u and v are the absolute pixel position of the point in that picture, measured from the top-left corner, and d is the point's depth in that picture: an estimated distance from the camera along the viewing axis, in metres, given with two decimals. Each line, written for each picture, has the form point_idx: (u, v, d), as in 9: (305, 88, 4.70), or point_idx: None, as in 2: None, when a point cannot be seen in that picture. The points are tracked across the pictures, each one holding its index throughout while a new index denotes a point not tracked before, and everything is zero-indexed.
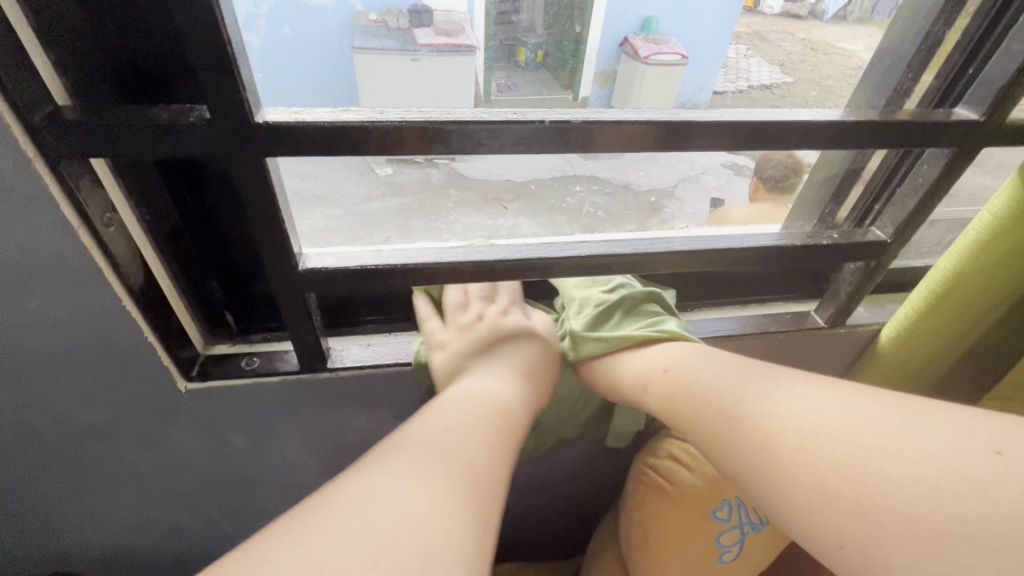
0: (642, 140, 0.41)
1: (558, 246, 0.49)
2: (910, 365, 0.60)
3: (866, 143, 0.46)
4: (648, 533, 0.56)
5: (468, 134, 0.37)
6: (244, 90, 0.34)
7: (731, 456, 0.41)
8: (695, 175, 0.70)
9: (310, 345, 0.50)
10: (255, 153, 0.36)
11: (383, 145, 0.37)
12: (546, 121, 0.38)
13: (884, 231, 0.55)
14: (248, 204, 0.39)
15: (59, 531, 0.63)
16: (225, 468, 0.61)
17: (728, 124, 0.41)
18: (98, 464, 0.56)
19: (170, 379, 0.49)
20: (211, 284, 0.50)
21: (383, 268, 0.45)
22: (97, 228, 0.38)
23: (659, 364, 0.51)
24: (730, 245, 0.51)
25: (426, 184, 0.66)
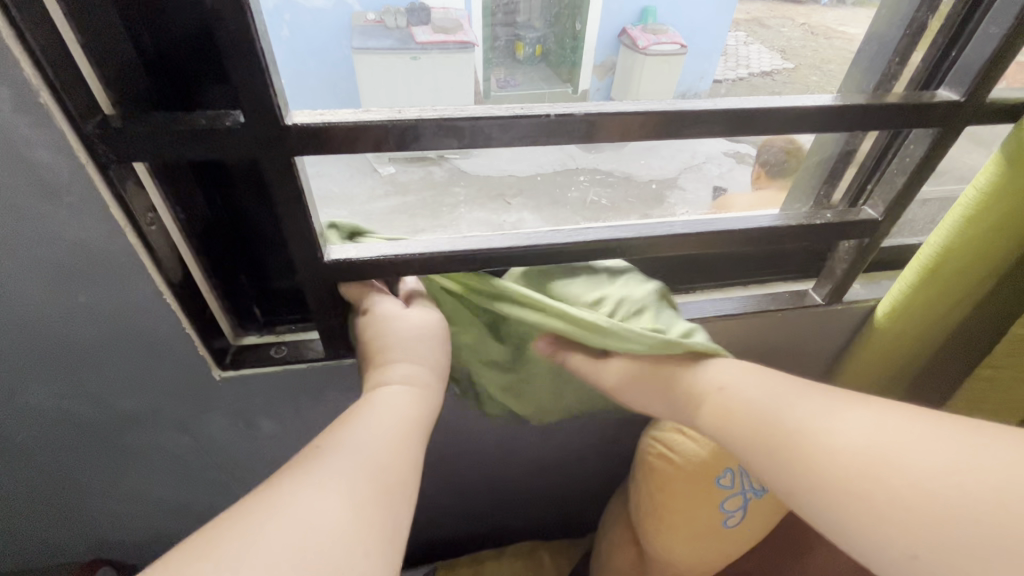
0: (642, 130, 0.43)
1: (565, 233, 0.51)
2: (905, 337, 0.63)
3: (852, 125, 0.48)
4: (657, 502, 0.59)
5: (480, 129, 0.40)
6: (275, 94, 0.37)
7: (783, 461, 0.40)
8: (697, 164, 0.74)
9: (334, 332, 0.53)
10: (285, 151, 0.39)
11: (401, 141, 0.40)
12: (551, 115, 0.41)
13: (875, 210, 0.57)
14: (277, 202, 0.42)
15: (99, 515, 0.67)
16: (254, 452, 0.65)
17: (722, 112, 0.44)
18: (137, 449, 0.59)
19: (206, 367, 0.52)
20: (239, 275, 0.53)
21: (400, 258, 0.48)
22: (141, 226, 0.41)
23: (728, 398, 0.47)
24: (728, 227, 0.54)
25: (428, 181, 0.70)
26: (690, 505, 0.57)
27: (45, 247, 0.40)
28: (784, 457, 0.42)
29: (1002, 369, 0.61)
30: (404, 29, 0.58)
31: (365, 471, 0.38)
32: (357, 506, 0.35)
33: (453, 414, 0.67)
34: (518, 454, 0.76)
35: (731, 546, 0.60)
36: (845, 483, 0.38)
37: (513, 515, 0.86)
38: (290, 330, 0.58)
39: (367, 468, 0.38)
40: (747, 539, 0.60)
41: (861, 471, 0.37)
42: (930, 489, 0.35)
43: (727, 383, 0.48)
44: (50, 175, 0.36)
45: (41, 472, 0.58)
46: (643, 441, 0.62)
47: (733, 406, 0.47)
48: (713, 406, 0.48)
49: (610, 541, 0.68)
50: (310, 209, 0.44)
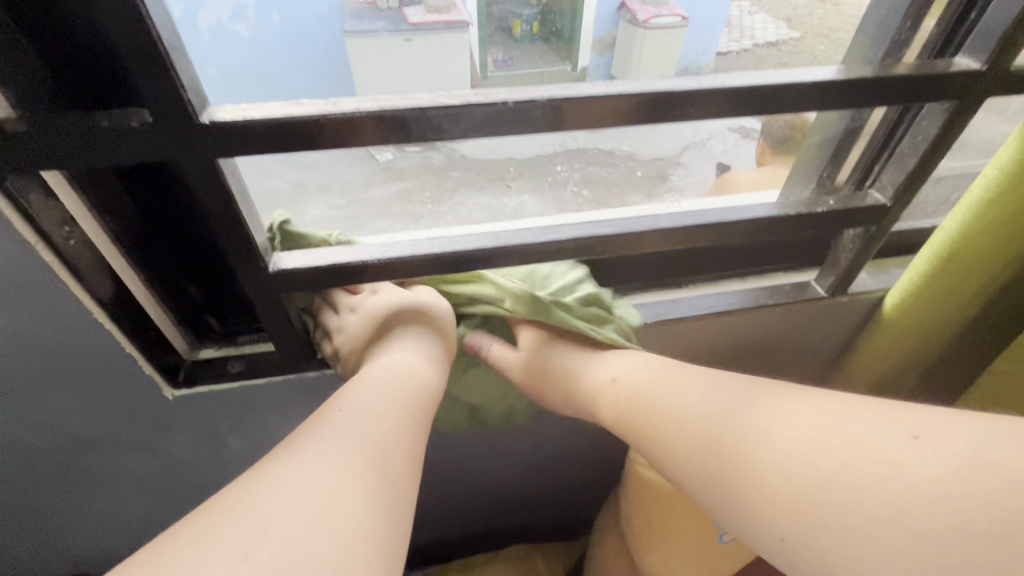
0: (616, 116, 0.38)
1: (536, 231, 0.47)
2: (917, 330, 0.58)
3: (854, 102, 0.43)
4: (649, 517, 0.55)
5: (428, 119, 0.35)
6: (186, 90, 0.32)
7: (718, 451, 0.39)
8: (700, 141, 0.68)
9: (292, 343, 0.50)
10: (205, 153, 0.34)
11: (340, 137, 0.35)
12: (509, 102, 0.36)
13: (884, 194, 0.52)
14: (207, 209, 0.38)
15: (70, 542, 0.64)
16: (224, 469, 0.62)
17: (709, 90, 0.39)
18: (96, 474, 0.56)
19: (156, 388, 0.49)
20: (189, 287, 0.49)
21: (355, 265, 0.43)
22: (54, 239, 0.37)
23: (623, 381, 0.49)
24: (719, 218, 0.49)
25: (427, 167, 0.64)
26: (683, 519, 0.54)
27: None
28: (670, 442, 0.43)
29: None
30: (396, 11, 0.53)
31: (372, 445, 0.39)
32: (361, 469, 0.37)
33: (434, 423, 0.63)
34: (505, 459, 0.72)
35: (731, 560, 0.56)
36: (731, 456, 0.38)
37: (504, 519, 0.83)
38: (252, 342, 0.54)
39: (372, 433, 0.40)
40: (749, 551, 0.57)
41: (737, 442, 0.38)
42: (809, 459, 0.35)
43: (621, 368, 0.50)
44: None
45: None
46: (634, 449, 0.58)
47: (624, 388, 0.49)
48: (608, 389, 0.50)
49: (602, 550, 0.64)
50: (248, 217, 0.40)
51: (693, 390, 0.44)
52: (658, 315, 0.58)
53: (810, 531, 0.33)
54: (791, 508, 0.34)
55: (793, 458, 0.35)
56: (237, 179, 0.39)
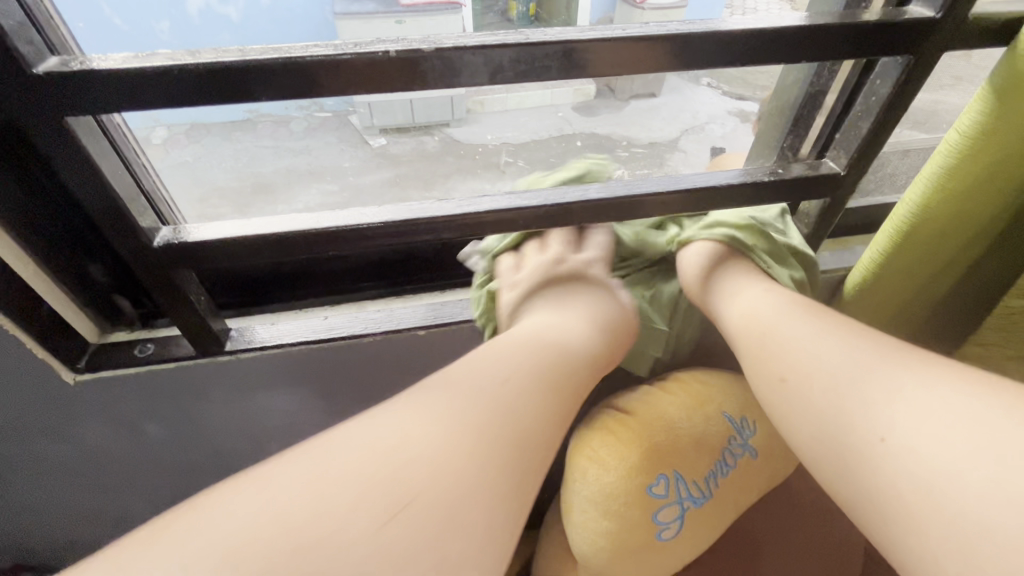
0: (519, 68, 0.38)
1: (455, 203, 0.47)
2: (877, 307, 0.57)
3: (773, 57, 0.41)
4: (585, 516, 0.53)
5: (308, 72, 0.36)
6: (10, 37, 0.32)
7: (836, 369, 0.43)
8: (699, 125, 0.67)
9: (196, 323, 0.52)
10: (52, 112, 0.35)
11: (233, 87, 0.35)
12: (391, 52, 0.35)
13: (838, 162, 0.51)
14: (74, 177, 0.39)
15: (16, 524, 0.67)
16: (157, 457, 0.65)
17: (615, 42, 0.38)
18: (24, 458, 0.59)
19: (53, 370, 0.51)
20: (92, 270, 0.51)
21: (247, 237, 0.44)
22: None
23: (754, 317, 0.52)
24: (656, 187, 0.48)
25: (422, 152, 0.63)
26: (625, 520, 0.52)
27: None
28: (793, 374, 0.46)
29: (990, 346, 0.56)
30: None
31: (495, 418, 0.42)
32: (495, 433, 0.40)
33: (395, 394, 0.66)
34: None
35: (668, 560, 0.56)
36: (846, 375, 0.43)
37: None
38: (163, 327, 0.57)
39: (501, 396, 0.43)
40: (689, 547, 0.56)
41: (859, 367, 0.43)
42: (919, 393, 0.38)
43: (757, 309, 0.53)
44: None
45: None
46: (576, 437, 0.57)
47: (757, 326, 0.51)
48: (737, 318, 0.54)
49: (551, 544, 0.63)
50: (119, 186, 0.41)
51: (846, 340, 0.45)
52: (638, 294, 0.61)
53: (909, 459, 0.36)
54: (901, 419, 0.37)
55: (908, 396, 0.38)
56: (107, 148, 0.40)
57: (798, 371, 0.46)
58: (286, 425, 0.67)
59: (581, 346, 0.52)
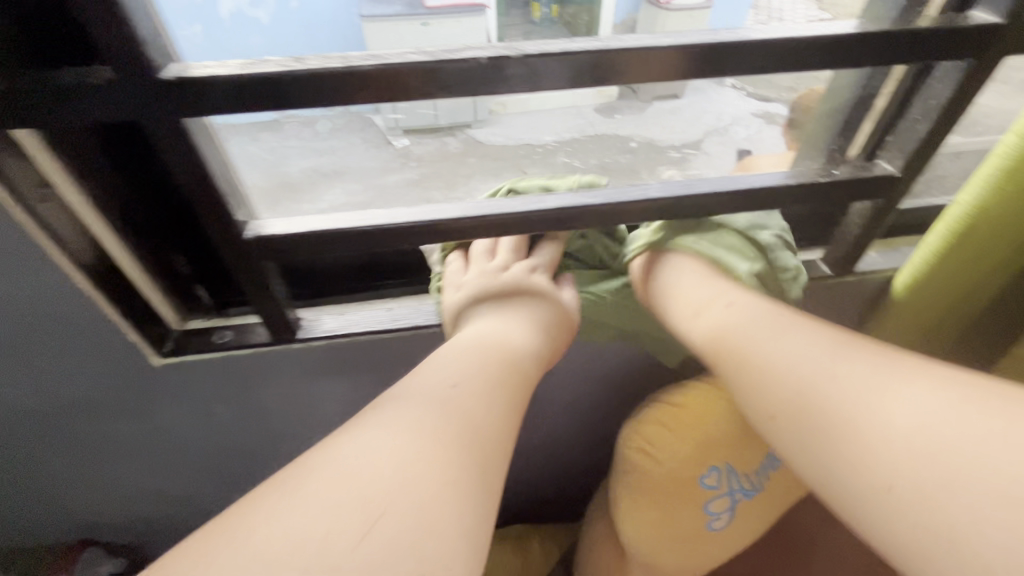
0: (595, 74, 0.36)
1: (521, 201, 0.45)
2: (928, 309, 0.55)
3: (850, 59, 0.39)
4: (636, 504, 0.54)
5: (397, 78, 0.33)
6: (143, 40, 0.31)
7: (819, 410, 0.39)
8: (723, 126, 0.64)
9: (274, 314, 0.49)
10: (174, 114, 0.34)
11: (306, 97, 0.34)
12: (481, 57, 0.33)
13: (892, 164, 0.49)
14: (181, 171, 0.38)
15: (75, 502, 0.67)
16: (228, 441, 0.63)
17: (697, 46, 0.36)
18: (92, 440, 0.57)
19: (142, 354, 0.49)
20: (175, 258, 0.50)
21: (329, 234, 0.43)
22: (28, 203, 0.37)
23: (726, 329, 0.48)
24: (710, 188, 0.47)
25: (444, 153, 0.63)
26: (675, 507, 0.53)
27: None
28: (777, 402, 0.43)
29: None
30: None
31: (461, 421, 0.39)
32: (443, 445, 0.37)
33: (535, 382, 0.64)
34: None
35: (714, 551, 0.56)
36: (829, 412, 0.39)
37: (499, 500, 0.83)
38: (239, 313, 0.54)
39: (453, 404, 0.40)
40: (735, 540, 0.57)
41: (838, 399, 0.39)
42: (910, 428, 0.34)
43: (728, 322, 0.49)
44: None
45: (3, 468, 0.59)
46: (625, 431, 0.55)
47: (735, 338, 0.47)
48: (707, 330, 0.50)
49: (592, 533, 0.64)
50: (223, 183, 0.40)
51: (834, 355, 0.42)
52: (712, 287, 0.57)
53: (923, 510, 0.31)
54: (898, 460, 0.33)
55: (901, 431, 0.34)
56: (214, 147, 0.39)
57: (781, 394, 0.42)
58: (350, 410, 0.62)
59: (528, 349, 0.48)
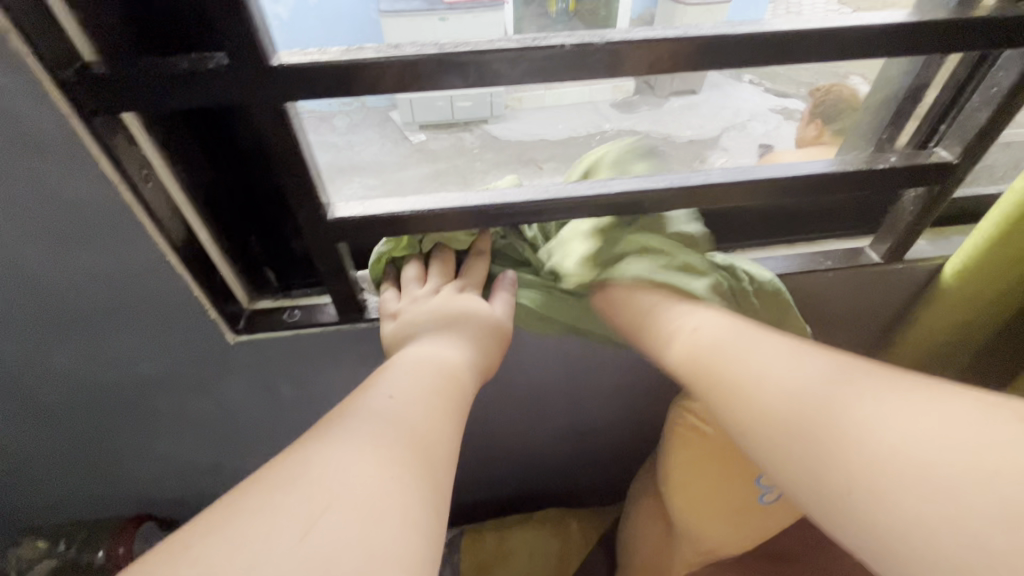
0: (674, 61, 0.37)
1: (586, 185, 0.47)
2: (973, 300, 0.56)
3: (920, 46, 0.40)
4: (685, 479, 0.57)
5: (488, 65, 0.35)
6: (257, 31, 0.33)
7: (802, 422, 0.36)
8: (740, 123, 0.63)
9: (345, 293, 0.51)
10: (278, 99, 0.36)
11: (401, 82, 0.36)
12: (567, 45, 0.35)
13: (951, 151, 0.50)
14: (277, 155, 0.40)
15: (138, 476, 0.70)
16: (285, 420, 0.65)
17: (774, 34, 0.37)
18: (163, 414, 0.60)
19: (219, 331, 0.51)
20: (250, 241, 0.52)
21: (407, 215, 0.45)
22: (136, 184, 0.39)
23: (698, 346, 0.45)
24: (771, 174, 0.48)
25: (459, 149, 0.61)
26: (723, 484, 0.55)
27: (41, 211, 0.39)
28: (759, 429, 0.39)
29: None
30: None
31: (429, 435, 0.37)
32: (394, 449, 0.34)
33: (582, 366, 0.66)
34: (545, 423, 0.74)
35: (765, 524, 0.57)
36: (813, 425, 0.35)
37: (537, 483, 0.85)
38: (305, 294, 0.57)
39: (401, 415, 0.37)
40: (786, 515, 0.57)
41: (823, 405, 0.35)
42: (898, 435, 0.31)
43: (702, 337, 0.45)
44: (34, 130, 0.35)
45: (78, 439, 0.62)
46: (677, 410, 0.58)
47: (705, 352, 0.44)
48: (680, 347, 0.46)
49: (640, 508, 0.67)
50: (312, 166, 0.42)
51: (800, 376, 0.39)
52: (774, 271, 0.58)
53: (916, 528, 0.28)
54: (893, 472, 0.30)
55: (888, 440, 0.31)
56: (304, 133, 0.41)
57: (767, 424, 0.38)
58: None
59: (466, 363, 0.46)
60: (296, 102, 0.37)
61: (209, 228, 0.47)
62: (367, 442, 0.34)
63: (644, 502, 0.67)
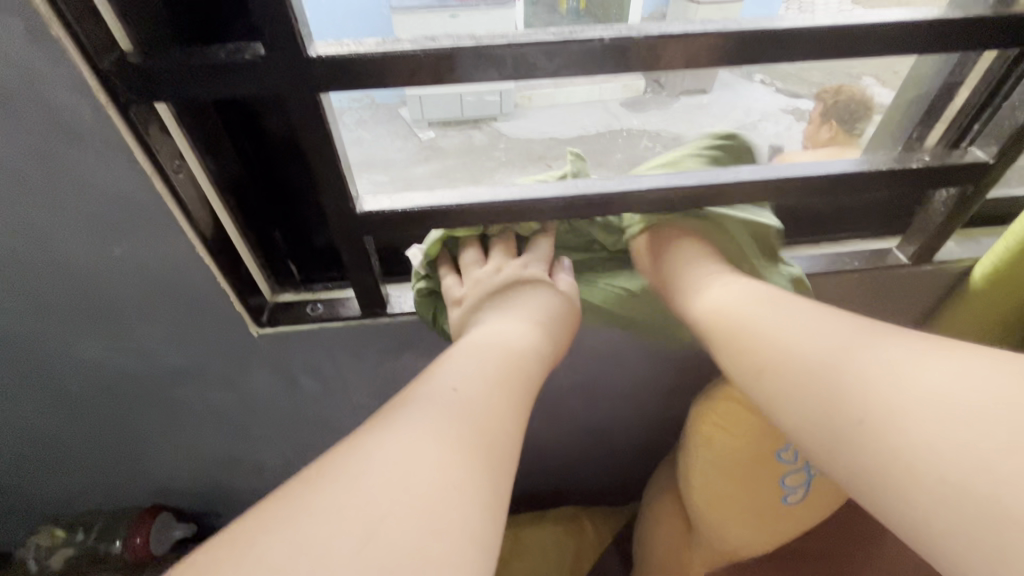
0: (711, 56, 0.37)
1: (615, 181, 0.47)
2: (1009, 302, 0.54)
3: (964, 43, 0.39)
4: (708, 478, 0.56)
5: (524, 57, 0.35)
6: (296, 22, 0.33)
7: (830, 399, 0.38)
8: (750, 122, 0.61)
9: (370, 288, 0.51)
10: (313, 89, 0.36)
11: (436, 75, 0.35)
12: (605, 39, 0.35)
13: (987, 150, 0.49)
14: (308, 147, 0.40)
15: (157, 466, 0.70)
16: (305, 414, 0.65)
17: (815, 29, 0.36)
18: (184, 405, 0.60)
19: (244, 324, 0.51)
20: (275, 234, 0.52)
21: (435, 209, 0.45)
22: (169, 174, 0.39)
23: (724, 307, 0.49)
24: (803, 172, 0.47)
25: (468, 147, 0.59)
26: (746, 487, 0.55)
27: (74, 200, 0.39)
28: (790, 396, 0.41)
29: None
30: None
31: (484, 421, 0.37)
32: (446, 436, 0.34)
33: (601, 364, 0.66)
34: (562, 420, 0.74)
35: (789, 526, 0.57)
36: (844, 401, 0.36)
37: (552, 481, 0.85)
38: (326, 288, 0.57)
39: (453, 398, 0.38)
40: (810, 516, 0.57)
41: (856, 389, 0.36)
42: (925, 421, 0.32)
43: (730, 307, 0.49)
44: (72, 120, 0.35)
45: (99, 429, 0.62)
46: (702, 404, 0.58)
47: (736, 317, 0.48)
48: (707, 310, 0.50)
49: (659, 507, 0.67)
50: (342, 157, 0.42)
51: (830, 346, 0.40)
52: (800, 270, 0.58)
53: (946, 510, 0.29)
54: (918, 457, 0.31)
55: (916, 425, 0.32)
56: (335, 126, 0.41)
57: (799, 399, 0.40)
58: None
59: (533, 344, 0.47)
60: (330, 93, 0.37)
61: (237, 220, 0.47)
62: (421, 429, 0.34)
63: (663, 501, 0.67)
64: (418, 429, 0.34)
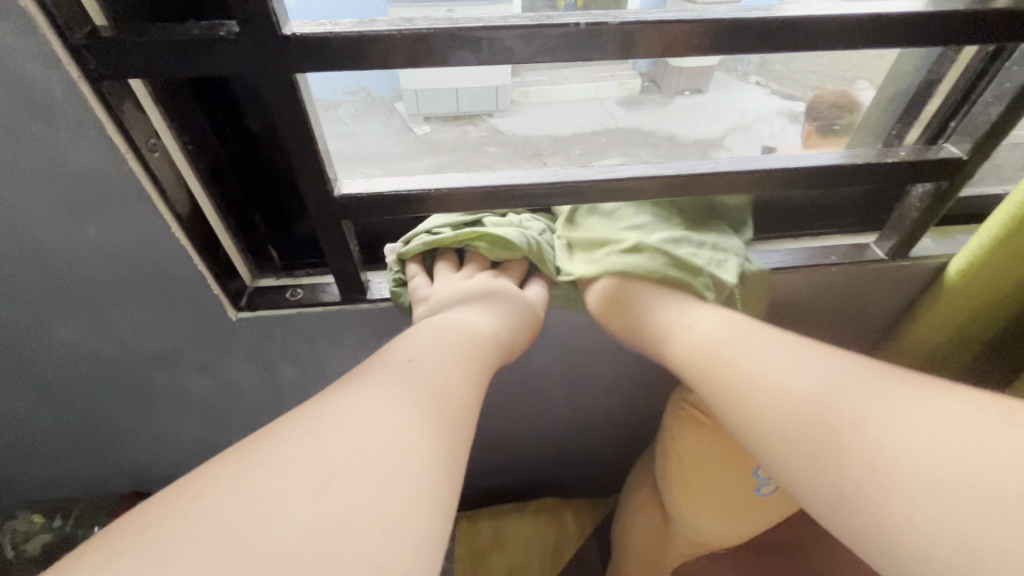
0: (688, 44, 0.37)
1: (594, 169, 0.47)
2: (983, 297, 0.55)
3: (938, 39, 0.40)
4: (684, 468, 0.57)
5: (499, 40, 0.35)
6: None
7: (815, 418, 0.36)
8: (746, 123, 0.60)
9: (349, 273, 0.51)
10: (288, 69, 0.35)
11: (413, 57, 0.35)
12: (581, 24, 0.35)
13: (960, 146, 0.49)
14: (282, 127, 0.39)
15: (133, 451, 0.69)
16: (283, 400, 0.65)
17: (789, 21, 0.37)
18: (160, 390, 0.60)
19: (221, 307, 0.51)
20: (255, 218, 0.52)
21: (413, 194, 0.45)
22: (142, 152, 0.39)
23: (695, 340, 0.46)
24: (780, 165, 0.48)
25: (463, 142, 0.58)
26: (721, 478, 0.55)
27: (45, 176, 0.38)
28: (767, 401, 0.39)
29: None
30: None
31: (451, 403, 0.37)
32: (415, 411, 0.34)
33: (582, 355, 0.66)
34: (543, 412, 0.74)
35: (762, 516, 0.57)
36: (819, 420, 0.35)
37: (534, 473, 0.85)
38: (307, 274, 0.57)
39: (423, 378, 0.37)
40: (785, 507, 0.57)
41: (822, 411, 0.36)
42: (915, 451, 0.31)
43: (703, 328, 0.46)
44: (42, 94, 0.35)
45: (74, 412, 0.61)
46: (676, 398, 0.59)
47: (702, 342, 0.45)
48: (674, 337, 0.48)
49: (637, 499, 0.68)
50: (319, 137, 0.41)
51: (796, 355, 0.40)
52: (774, 265, 0.58)
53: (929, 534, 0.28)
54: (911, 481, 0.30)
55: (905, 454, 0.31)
56: (313, 107, 0.41)
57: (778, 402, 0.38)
58: None
59: (495, 336, 0.47)
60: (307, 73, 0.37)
61: (213, 200, 0.47)
62: (387, 406, 0.34)
63: (641, 493, 0.67)
64: (385, 400, 0.34)
